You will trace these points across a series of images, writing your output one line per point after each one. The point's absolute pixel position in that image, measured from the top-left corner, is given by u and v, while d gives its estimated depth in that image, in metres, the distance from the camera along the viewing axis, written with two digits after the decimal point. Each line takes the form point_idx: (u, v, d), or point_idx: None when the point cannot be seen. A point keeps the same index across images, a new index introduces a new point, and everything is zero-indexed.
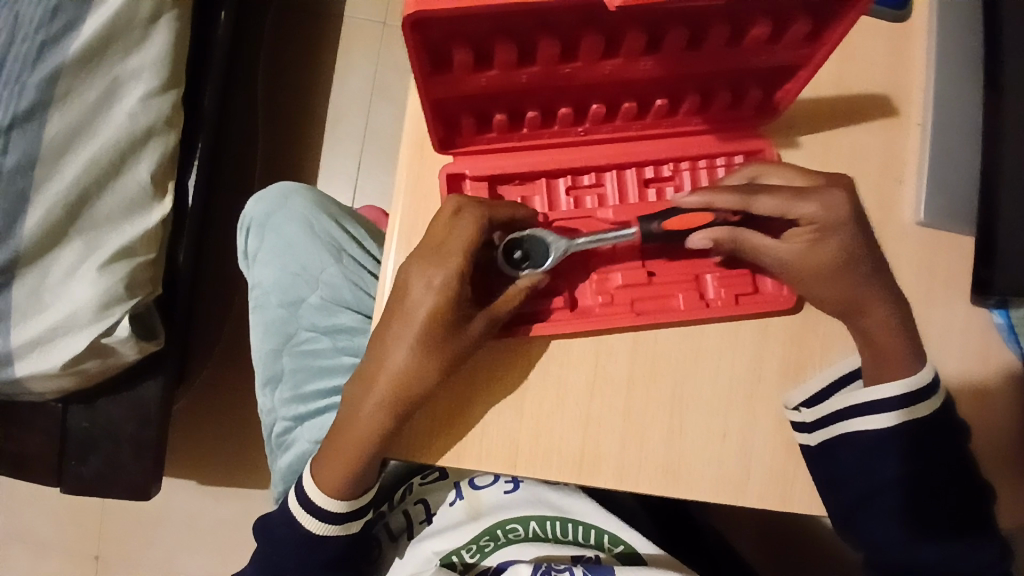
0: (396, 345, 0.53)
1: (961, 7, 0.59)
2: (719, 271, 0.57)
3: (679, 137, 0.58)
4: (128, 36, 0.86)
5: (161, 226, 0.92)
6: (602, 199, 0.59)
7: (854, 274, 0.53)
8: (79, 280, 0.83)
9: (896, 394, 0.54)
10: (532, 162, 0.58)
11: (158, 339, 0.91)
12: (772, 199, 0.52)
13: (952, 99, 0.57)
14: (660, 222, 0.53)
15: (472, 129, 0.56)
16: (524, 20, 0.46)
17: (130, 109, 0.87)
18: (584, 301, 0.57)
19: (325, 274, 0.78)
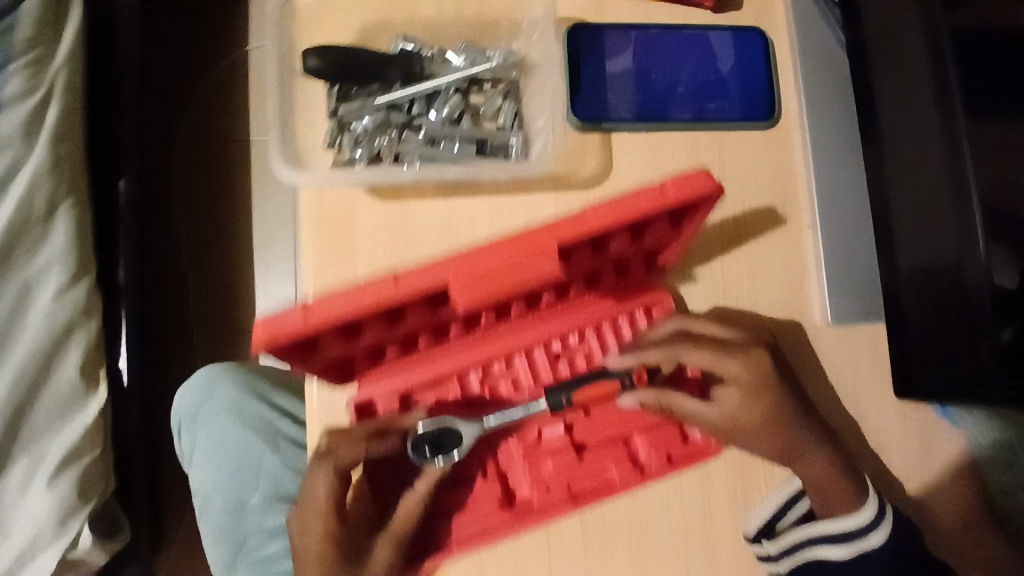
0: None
1: (832, 101, 0.58)
2: (648, 428, 0.53)
3: (579, 308, 0.53)
4: (26, 236, 0.79)
5: (103, 417, 0.83)
6: (517, 383, 0.52)
7: (786, 424, 0.50)
8: (31, 498, 0.77)
9: (843, 528, 0.50)
10: (431, 370, 0.51)
11: (124, 534, 0.91)
12: (701, 354, 0.50)
13: (838, 198, 0.57)
14: (569, 394, 0.48)
15: (365, 362, 0.50)
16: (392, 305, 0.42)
17: (45, 311, 0.80)
18: (521, 491, 0.52)
19: (263, 467, 0.72)
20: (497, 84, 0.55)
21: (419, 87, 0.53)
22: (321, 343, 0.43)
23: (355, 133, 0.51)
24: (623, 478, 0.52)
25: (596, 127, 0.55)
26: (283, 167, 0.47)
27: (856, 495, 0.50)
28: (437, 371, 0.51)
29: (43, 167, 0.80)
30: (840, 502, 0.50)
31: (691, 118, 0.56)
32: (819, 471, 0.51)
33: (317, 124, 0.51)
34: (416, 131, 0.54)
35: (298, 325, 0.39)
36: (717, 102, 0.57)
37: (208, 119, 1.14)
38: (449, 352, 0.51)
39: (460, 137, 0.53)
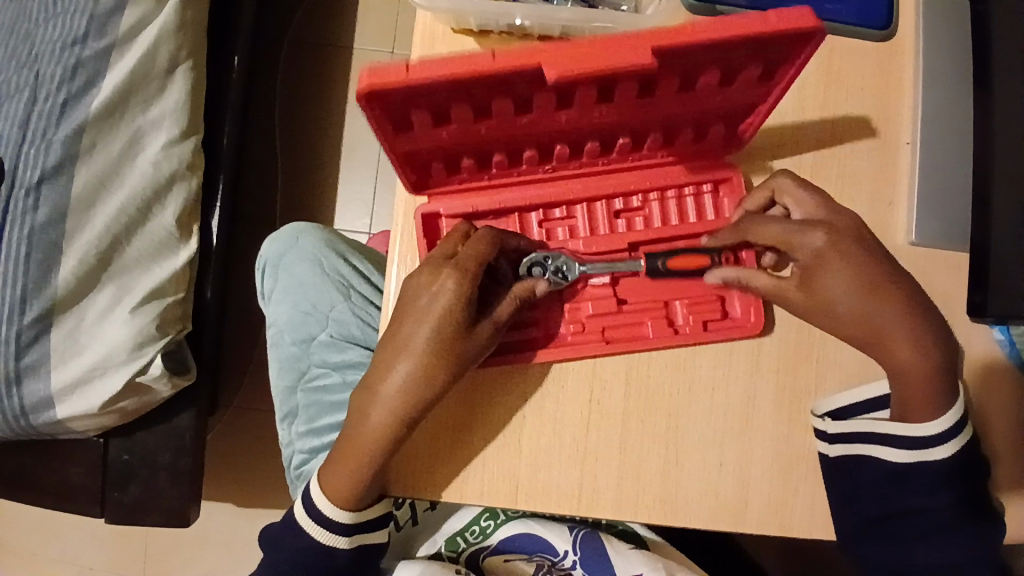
0: (405, 359, 0.49)
1: (951, 25, 0.57)
2: (688, 297, 0.56)
3: (647, 169, 0.56)
4: (147, 88, 0.94)
5: (188, 266, 0.99)
6: (573, 231, 0.57)
7: (868, 302, 0.50)
8: (113, 322, 0.91)
9: (940, 431, 0.51)
10: (495, 201, 0.55)
11: (190, 373, 0.98)
12: (774, 223, 0.52)
13: (941, 120, 0.56)
14: (665, 260, 0.54)
15: (440, 173, 0.53)
16: (440, 94, 0.43)
17: (153, 156, 0.95)
18: (556, 330, 0.56)
19: (334, 310, 0.78)
20: None
21: None
22: (410, 124, 0.47)
23: None
24: (656, 333, 0.55)
25: (707, 10, 0.55)
26: None
27: (942, 401, 0.51)
28: (502, 202, 0.55)
29: (168, 28, 0.94)
30: (918, 396, 0.51)
31: None
32: (912, 367, 0.51)
33: None
34: None
35: (397, 78, 0.40)
36: (833, 5, 0.57)
37: (319, 20, 1.25)
38: (518, 187, 0.55)
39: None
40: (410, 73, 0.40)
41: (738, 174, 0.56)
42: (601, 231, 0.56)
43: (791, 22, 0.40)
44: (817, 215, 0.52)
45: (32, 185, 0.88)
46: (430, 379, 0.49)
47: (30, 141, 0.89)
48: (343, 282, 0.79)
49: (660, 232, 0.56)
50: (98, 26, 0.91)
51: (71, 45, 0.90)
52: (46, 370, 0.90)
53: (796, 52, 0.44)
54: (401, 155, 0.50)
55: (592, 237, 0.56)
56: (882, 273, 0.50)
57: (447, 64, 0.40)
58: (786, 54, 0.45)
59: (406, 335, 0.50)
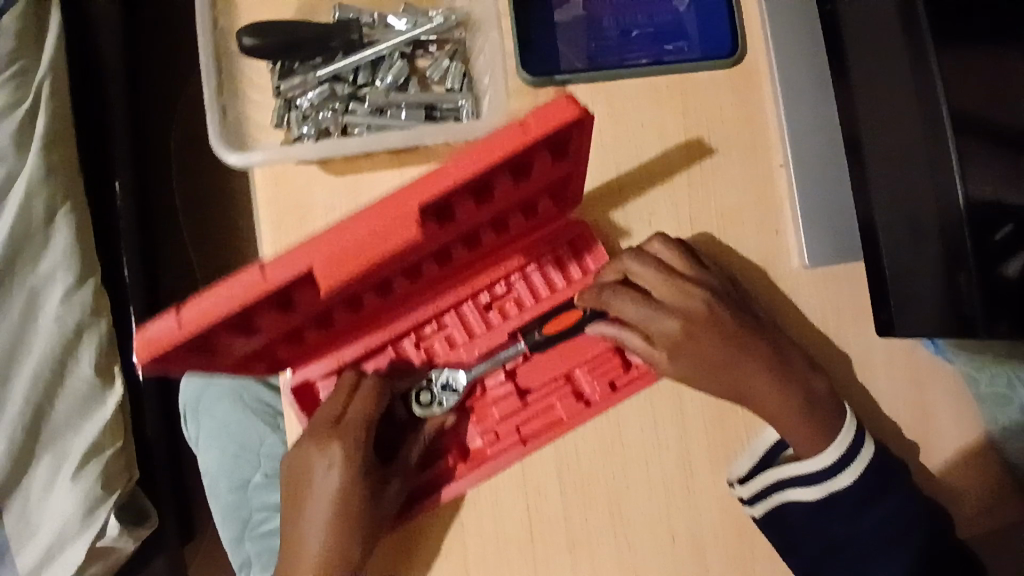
0: (313, 535, 0.48)
1: (798, 35, 0.55)
2: (585, 362, 0.53)
3: (497, 256, 0.53)
4: (29, 246, 0.82)
5: (121, 412, 0.87)
6: (451, 340, 0.53)
7: (742, 359, 0.50)
8: (58, 494, 0.83)
9: (834, 459, 0.50)
10: (361, 342, 0.52)
11: (150, 520, 0.91)
12: (633, 305, 0.50)
13: (809, 136, 0.54)
14: (541, 328, 0.52)
15: (292, 351, 0.50)
16: (228, 322, 0.40)
17: (54, 315, 0.83)
18: (472, 446, 0.53)
19: (264, 445, 0.74)
20: (443, 45, 0.53)
21: (361, 55, 0.51)
22: (222, 344, 0.43)
23: (301, 109, 0.51)
24: (568, 414, 0.52)
25: (548, 81, 0.53)
26: (229, 153, 0.46)
27: (832, 429, 0.50)
28: (368, 339, 0.52)
29: (35, 179, 0.81)
30: (817, 430, 0.50)
31: (648, 62, 0.55)
32: (796, 420, 0.50)
33: (265, 104, 0.51)
34: (362, 102, 0.52)
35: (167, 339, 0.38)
36: (674, 44, 0.56)
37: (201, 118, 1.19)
38: (379, 322, 0.52)
39: (406, 102, 0.51)
40: (180, 327, 0.38)
41: (593, 233, 0.53)
42: (477, 330, 0.53)
43: (546, 121, 0.36)
44: (675, 300, 0.50)
45: None
46: (346, 551, 0.47)
47: None
48: (268, 412, 0.74)
49: (534, 311, 0.53)
50: None
51: None
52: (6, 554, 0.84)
53: (575, 138, 0.39)
54: (239, 361, 0.47)
55: (471, 341, 0.53)
56: (744, 336, 0.50)
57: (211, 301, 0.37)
58: (565, 146, 0.40)
59: (308, 510, 0.48)
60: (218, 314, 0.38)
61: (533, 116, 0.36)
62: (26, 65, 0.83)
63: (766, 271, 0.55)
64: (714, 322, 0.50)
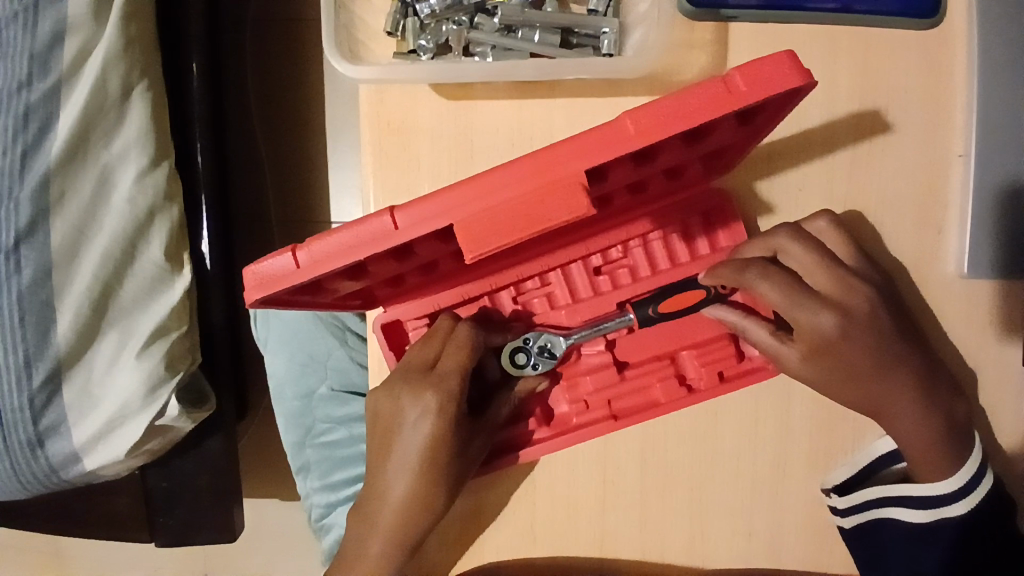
0: (395, 476, 0.46)
1: (1014, 2, 0.45)
2: (695, 346, 0.50)
3: (621, 219, 0.48)
4: (104, 122, 0.75)
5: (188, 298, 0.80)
6: (552, 299, 0.50)
7: (883, 371, 0.44)
8: (122, 369, 0.77)
9: (948, 490, 0.46)
10: (459, 291, 0.49)
11: (208, 404, 0.83)
12: (778, 291, 0.43)
13: (1002, 125, 0.46)
14: (656, 306, 0.47)
15: (387, 291, 0.47)
16: (347, 268, 0.38)
17: (127, 194, 0.76)
18: (557, 411, 0.51)
19: (332, 359, 0.73)
20: None
21: None
22: (330, 285, 0.41)
23: (420, 16, 0.44)
24: (667, 397, 0.49)
25: (712, 14, 0.45)
26: (343, 63, 0.40)
27: (951, 461, 0.45)
28: (466, 290, 0.49)
29: (113, 52, 0.73)
30: (936, 454, 0.46)
31: (833, 8, 0.45)
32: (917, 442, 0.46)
33: (377, 6, 0.45)
34: (490, 16, 0.46)
35: (288, 278, 0.36)
36: None
37: None
38: (480, 274, 0.48)
39: (541, 22, 0.44)
40: (302, 269, 0.36)
41: (734, 207, 0.47)
42: (583, 293, 0.50)
43: (755, 85, 0.32)
44: (831, 293, 0.44)
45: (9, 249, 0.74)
46: (426, 498, 0.46)
47: None
48: (338, 325, 0.73)
49: (648, 283, 0.49)
50: (41, 65, 0.73)
51: (14, 92, 0.73)
52: (66, 427, 0.78)
53: (775, 102, 0.35)
54: (339, 297, 0.45)
55: (574, 304, 0.50)
56: (893, 348, 0.44)
57: (338, 247, 0.35)
58: (758, 108, 0.35)
59: (394, 453, 0.46)
60: (342, 261, 0.35)
61: (740, 72, 0.32)
62: None
63: (916, 274, 0.47)
64: (865, 325, 0.43)
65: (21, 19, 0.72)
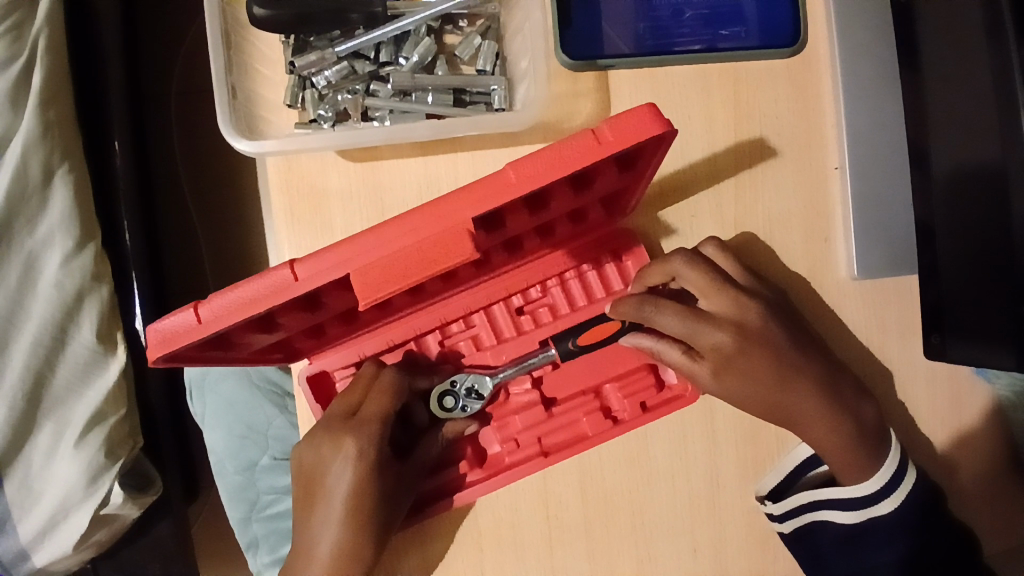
0: (319, 530, 0.44)
1: (869, 24, 0.49)
2: (617, 376, 0.51)
3: (536, 260, 0.49)
4: (26, 207, 0.71)
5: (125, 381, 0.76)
6: (477, 342, 0.51)
7: (787, 377, 0.46)
8: (61, 461, 0.73)
9: (874, 488, 0.48)
10: (382, 339, 0.49)
11: (156, 486, 0.80)
12: (674, 316, 0.46)
13: (871, 136, 0.50)
14: (575, 339, 0.49)
15: (310, 342, 0.48)
16: (253, 321, 0.38)
17: (54, 280, 0.72)
18: (490, 451, 0.51)
19: (272, 427, 0.72)
20: (474, 20, 0.48)
21: (385, 30, 0.47)
22: (239, 339, 0.41)
23: (318, 88, 0.46)
24: (594, 429, 0.50)
25: (591, 65, 0.48)
26: (239, 140, 0.42)
27: (878, 456, 0.48)
28: (391, 338, 0.49)
29: (31, 138, 0.70)
30: (857, 454, 0.48)
31: (700, 49, 0.50)
32: (833, 443, 0.48)
33: (278, 80, 0.47)
34: (385, 82, 0.48)
35: (188, 335, 0.36)
36: (729, 30, 0.50)
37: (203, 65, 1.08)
38: (403, 320, 0.49)
39: (433, 85, 0.47)
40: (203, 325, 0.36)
41: (639, 243, 0.49)
42: (507, 333, 0.51)
43: (625, 136, 0.33)
44: (724, 311, 0.46)
45: None
46: (354, 550, 0.44)
47: None
48: (277, 391, 0.73)
49: (569, 320, 0.50)
50: None
51: None
52: (13, 523, 0.74)
53: (646, 149, 0.36)
54: (256, 352, 0.45)
55: (499, 345, 0.50)
56: (795, 358, 0.47)
57: (240, 302, 0.35)
58: (639, 151, 0.37)
59: (319, 505, 0.44)
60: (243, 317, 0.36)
61: (606, 123, 0.34)
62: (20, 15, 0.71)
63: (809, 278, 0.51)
64: (761, 337, 0.46)
65: None
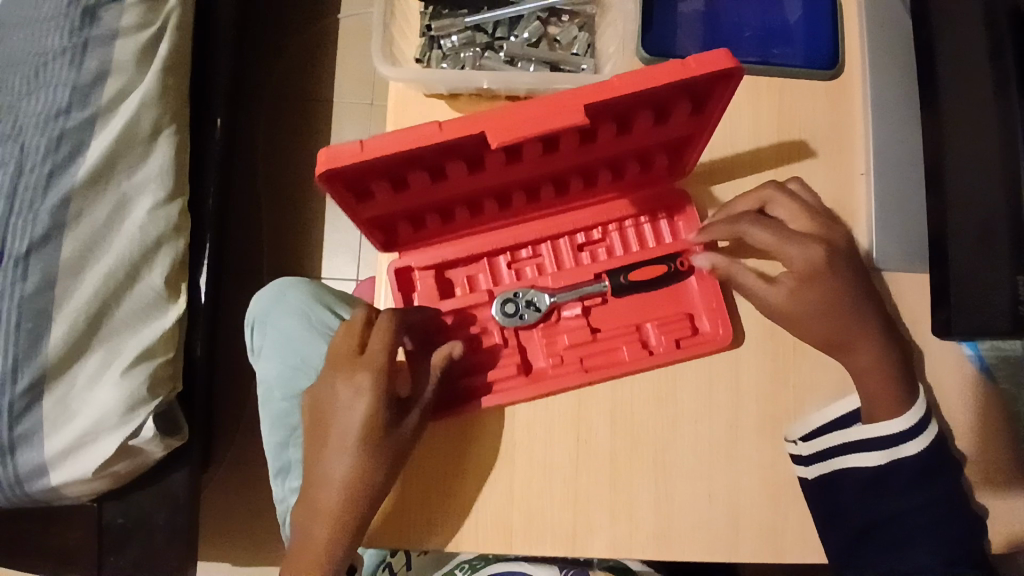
0: (335, 456, 0.51)
1: (894, 60, 0.60)
2: (657, 318, 0.58)
3: (602, 204, 0.59)
4: (130, 154, 0.86)
5: (178, 326, 0.88)
6: (541, 269, 0.59)
7: (846, 313, 0.54)
8: (105, 385, 0.81)
9: (903, 429, 0.53)
10: (463, 246, 0.58)
11: (181, 434, 0.87)
12: (766, 233, 0.54)
13: (893, 149, 0.59)
14: (626, 273, 0.57)
15: (408, 232, 0.57)
16: (396, 166, 0.46)
17: (140, 221, 0.85)
18: (535, 364, 0.57)
19: (323, 363, 0.78)
20: (574, 17, 0.60)
21: (505, 11, 0.58)
22: (370, 193, 0.50)
23: (443, 49, 0.57)
24: (633, 357, 0.56)
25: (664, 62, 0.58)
26: (381, 63, 0.52)
27: (897, 407, 0.54)
28: (473, 248, 0.58)
29: (149, 97, 0.86)
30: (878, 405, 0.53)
31: (757, 61, 0.60)
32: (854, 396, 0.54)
33: (412, 39, 0.57)
34: (497, 52, 0.59)
35: (350, 157, 0.42)
36: (781, 49, 0.60)
37: (299, 67, 1.21)
38: (484, 232, 0.58)
39: (536, 57, 0.58)
40: (364, 151, 0.42)
41: (690, 203, 0.58)
42: (567, 265, 0.59)
43: (707, 65, 0.42)
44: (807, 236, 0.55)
45: (18, 257, 0.79)
46: (370, 464, 0.51)
47: (13, 214, 0.80)
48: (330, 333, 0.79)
49: (623, 260, 0.58)
50: (81, 97, 0.84)
51: (51, 118, 0.83)
52: (39, 437, 0.79)
53: (716, 84, 0.45)
54: (369, 223, 0.53)
55: (558, 272, 0.58)
56: (855, 297, 0.54)
57: (391, 139, 0.42)
58: (710, 90, 0.47)
59: (335, 433, 0.52)
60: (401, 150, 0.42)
61: (692, 59, 0.42)
62: None
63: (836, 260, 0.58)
64: (831, 271, 0.54)
65: (68, 55, 0.84)
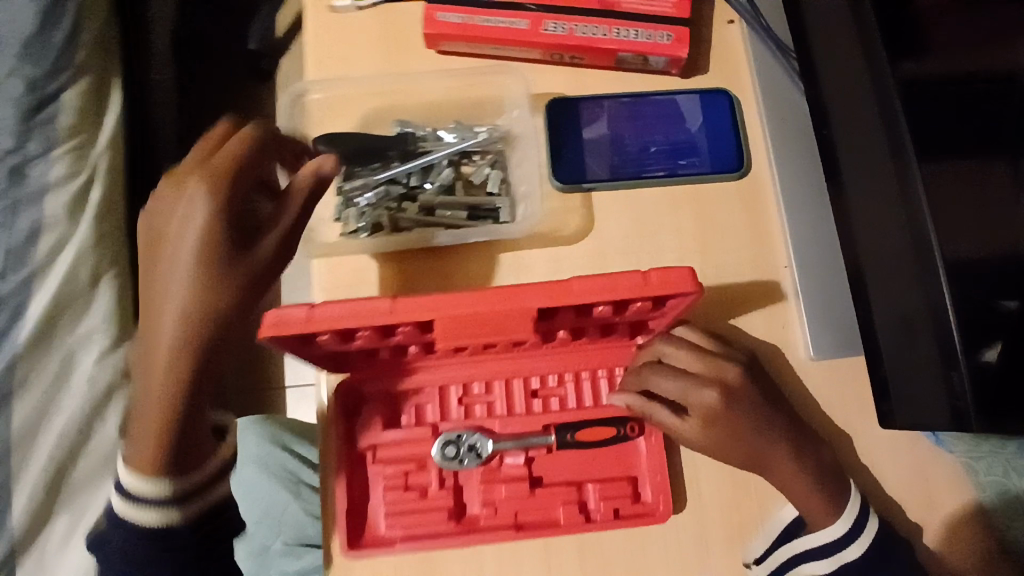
0: (189, 202, 0.48)
1: (800, 152, 0.62)
2: (597, 477, 0.57)
3: (563, 351, 0.58)
4: (73, 309, 0.79)
5: None
6: (490, 408, 0.58)
7: (760, 453, 0.54)
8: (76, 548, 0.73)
9: (839, 534, 0.52)
10: (412, 380, 0.57)
11: None
12: (675, 384, 0.55)
13: (810, 239, 0.60)
14: (574, 433, 0.56)
15: (359, 362, 0.56)
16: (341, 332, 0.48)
17: (88, 375, 0.78)
18: (469, 511, 0.56)
19: (287, 513, 0.76)
20: (484, 155, 0.62)
21: (415, 162, 0.60)
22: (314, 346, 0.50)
23: (359, 206, 0.58)
24: (567, 519, 0.55)
25: (577, 188, 0.60)
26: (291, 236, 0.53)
27: (839, 499, 0.53)
28: (418, 384, 0.57)
29: (85, 247, 0.81)
30: (819, 504, 0.53)
31: (665, 174, 0.61)
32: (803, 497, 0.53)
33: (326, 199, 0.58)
34: (414, 201, 0.60)
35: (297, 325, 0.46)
36: (687, 159, 0.62)
37: None
38: (436, 369, 0.57)
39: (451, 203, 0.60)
40: (309, 320, 0.46)
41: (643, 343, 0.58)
42: (518, 409, 0.58)
43: (666, 279, 0.47)
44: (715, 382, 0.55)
45: None
46: (219, 239, 0.48)
47: None
48: (292, 478, 0.77)
49: (576, 414, 0.58)
50: (15, 259, 0.77)
51: None
52: None
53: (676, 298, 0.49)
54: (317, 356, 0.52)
55: (509, 416, 0.58)
56: (769, 438, 0.54)
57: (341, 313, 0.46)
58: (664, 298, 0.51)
59: (185, 199, 0.48)
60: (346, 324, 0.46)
61: (657, 270, 0.48)
62: (85, 138, 0.83)
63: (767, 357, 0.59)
64: (747, 414, 0.54)
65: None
